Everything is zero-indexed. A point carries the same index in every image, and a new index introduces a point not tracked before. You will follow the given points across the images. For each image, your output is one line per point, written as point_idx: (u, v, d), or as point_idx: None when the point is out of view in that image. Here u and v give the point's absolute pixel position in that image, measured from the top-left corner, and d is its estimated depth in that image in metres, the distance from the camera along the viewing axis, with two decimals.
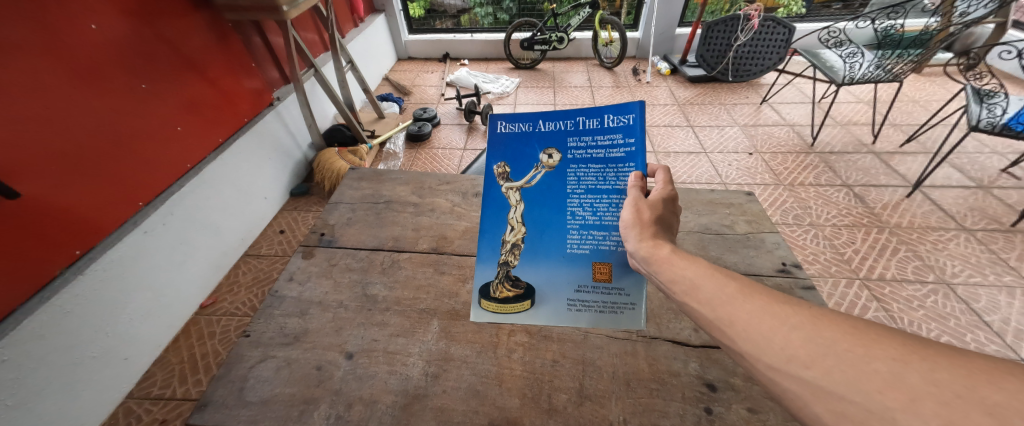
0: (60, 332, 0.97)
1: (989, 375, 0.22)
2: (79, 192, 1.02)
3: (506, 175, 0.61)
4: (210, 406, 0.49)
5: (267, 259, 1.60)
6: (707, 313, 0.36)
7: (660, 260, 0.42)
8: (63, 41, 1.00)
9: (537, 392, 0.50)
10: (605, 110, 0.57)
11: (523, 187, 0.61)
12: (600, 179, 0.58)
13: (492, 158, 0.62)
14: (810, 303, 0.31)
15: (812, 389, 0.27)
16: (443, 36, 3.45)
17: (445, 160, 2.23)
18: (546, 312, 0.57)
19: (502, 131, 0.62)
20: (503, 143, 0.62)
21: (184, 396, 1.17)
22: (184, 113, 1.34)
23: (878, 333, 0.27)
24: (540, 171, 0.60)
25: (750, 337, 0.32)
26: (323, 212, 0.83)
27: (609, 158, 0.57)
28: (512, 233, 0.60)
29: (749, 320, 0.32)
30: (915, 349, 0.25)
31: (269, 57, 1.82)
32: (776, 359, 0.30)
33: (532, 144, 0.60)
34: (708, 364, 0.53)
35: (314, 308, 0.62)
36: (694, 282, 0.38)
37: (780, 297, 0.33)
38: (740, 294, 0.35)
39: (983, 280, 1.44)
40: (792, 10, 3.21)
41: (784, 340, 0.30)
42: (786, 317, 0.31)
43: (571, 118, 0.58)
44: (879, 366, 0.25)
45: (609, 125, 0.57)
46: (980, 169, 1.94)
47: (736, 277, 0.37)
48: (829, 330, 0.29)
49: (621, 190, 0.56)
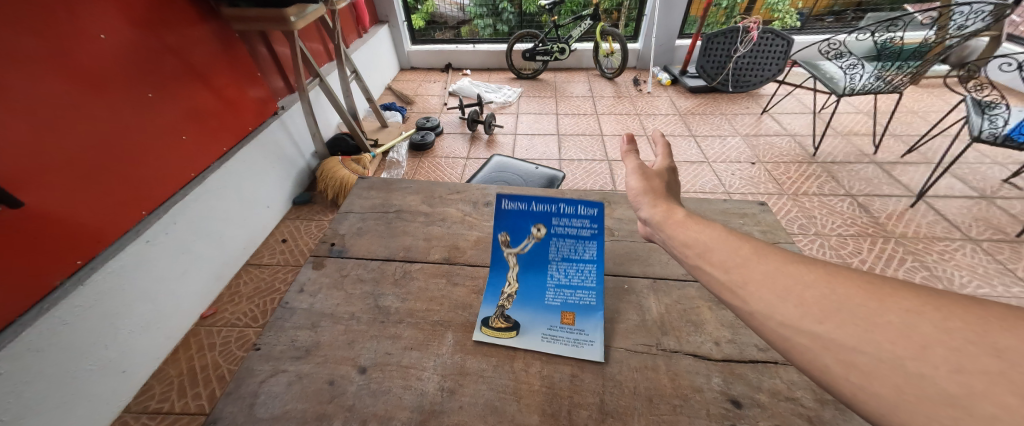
0: (58, 345, 0.94)
1: (1002, 321, 0.24)
2: (82, 201, 1.01)
3: (495, 238, 0.65)
4: (220, 422, 0.47)
5: (269, 269, 1.58)
6: (718, 275, 0.38)
7: (675, 223, 0.45)
8: (70, 50, 0.99)
9: (557, 408, 0.49)
10: (577, 201, 0.62)
11: (508, 250, 0.64)
12: (573, 250, 0.64)
13: (481, 223, 0.62)
14: (822, 262, 0.34)
15: (823, 341, 0.29)
16: (446, 47, 3.47)
17: (449, 169, 2.23)
18: (532, 341, 0.57)
19: (489, 200, 0.61)
20: (490, 211, 0.61)
21: (182, 410, 1.14)
22: (188, 122, 1.33)
23: (894, 287, 0.29)
24: (523, 238, 0.64)
25: (761, 296, 0.34)
26: (333, 221, 0.82)
27: (583, 237, 0.62)
28: (501, 282, 0.64)
29: (762, 280, 0.35)
30: (928, 300, 0.28)
31: (274, 68, 1.84)
32: (788, 316, 0.31)
33: (517, 214, 0.62)
34: (732, 379, 0.52)
35: (325, 320, 0.60)
36: (709, 246, 0.40)
37: (791, 258, 0.36)
38: (753, 257, 0.37)
39: (992, 291, 1.43)
40: (786, 23, 3.29)
41: (798, 298, 0.32)
42: (799, 276, 0.33)
43: (553, 201, 0.59)
44: (893, 318, 0.27)
45: (584, 212, 0.60)
46: (982, 179, 1.95)
47: (748, 241, 0.39)
48: (843, 286, 0.31)
49: (590, 263, 0.63)
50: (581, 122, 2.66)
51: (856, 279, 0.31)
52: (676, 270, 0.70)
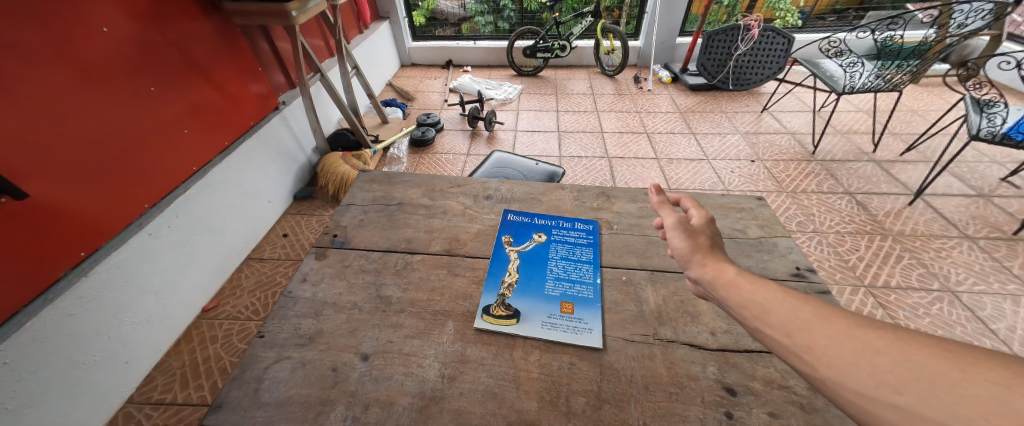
0: (63, 335, 0.95)
1: None
2: (86, 193, 1.01)
3: (510, 242, 0.75)
4: (225, 407, 0.48)
5: (270, 263, 1.59)
6: (783, 340, 0.43)
7: (726, 283, 0.51)
8: (72, 42, 1.00)
9: (555, 395, 0.50)
10: (576, 219, 0.83)
11: (519, 250, 0.73)
12: (572, 253, 0.74)
13: (502, 231, 0.78)
14: (896, 328, 0.37)
15: (906, 412, 0.32)
16: (446, 43, 3.47)
17: (449, 165, 2.23)
18: (532, 327, 0.58)
19: (511, 219, 0.82)
20: (511, 225, 0.80)
21: (185, 401, 1.15)
22: (189, 116, 1.34)
23: (978, 357, 0.32)
24: (532, 243, 0.75)
25: (831, 363, 0.38)
26: (335, 213, 0.83)
27: (580, 244, 0.76)
28: (510, 275, 0.67)
29: (828, 346, 0.39)
30: (1018, 372, 0.29)
31: (275, 62, 1.84)
32: (864, 386, 0.35)
33: (529, 228, 0.80)
34: (727, 368, 0.53)
35: (328, 309, 0.61)
36: (766, 308, 0.46)
37: (862, 324, 0.39)
38: (816, 320, 0.42)
39: (988, 288, 1.44)
40: (788, 21, 3.26)
41: (870, 365, 0.35)
42: (869, 341, 0.37)
43: (554, 219, 0.82)
44: (977, 390, 0.29)
45: (578, 227, 0.80)
46: (980, 178, 1.95)
47: (807, 303, 0.44)
48: (917, 354, 0.34)
49: (589, 262, 0.71)
50: (582, 119, 2.67)
51: (936, 348, 0.34)
52: (674, 263, 0.71)
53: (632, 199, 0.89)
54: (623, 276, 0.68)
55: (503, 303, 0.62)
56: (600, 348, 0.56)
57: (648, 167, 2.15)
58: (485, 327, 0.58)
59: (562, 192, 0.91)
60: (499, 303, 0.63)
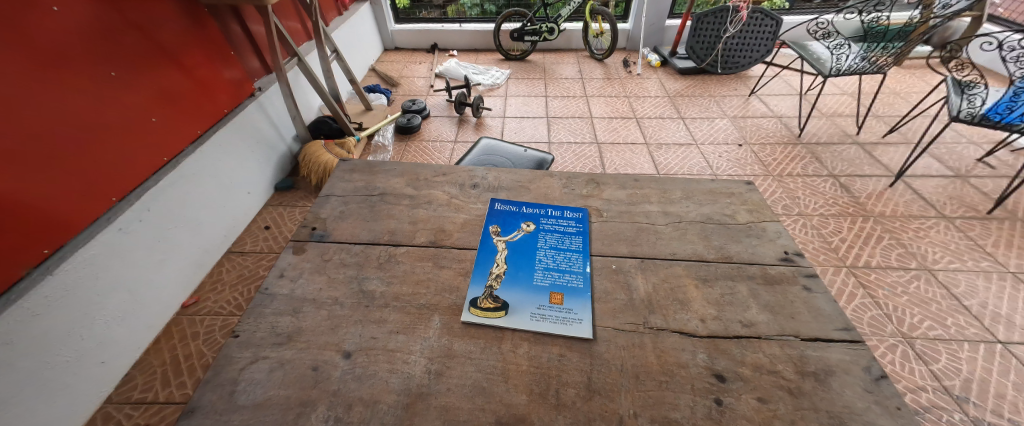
0: (27, 337, 0.89)
1: None
2: (47, 186, 0.94)
3: (498, 233, 0.73)
4: (198, 412, 0.46)
5: (252, 256, 1.55)
6: None
7: None
8: (27, 25, 0.91)
9: (545, 387, 0.49)
10: (564, 207, 0.81)
11: (507, 240, 0.71)
12: (561, 241, 0.72)
13: (489, 221, 0.76)
14: None
15: None
16: (430, 26, 3.35)
17: (437, 152, 2.19)
18: (520, 319, 0.57)
19: (498, 208, 0.80)
20: (499, 215, 0.78)
21: (166, 399, 1.12)
22: (157, 104, 1.26)
23: None
24: (520, 232, 0.74)
25: None
26: (314, 205, 0.80)
27: (567, 232, 0.74)
28: (498, 267, 0.66)
29: None
30: None
31: (248, 47, 1.75)
32: None
33: (517, 217, 0.78)
34: (716, 355, 0.53)
35: (307, 305, 0.59)
36: None
37: None
38: None
39: (963, 266, 1.49)
40: (776, 3, 3.21)
41: None
42: None
43: (543, 208, 0.80)
44: None
45: (567, 215, 0.79)
46: (957, 159, 2.00)
47: None
48: None
49: (577, 251, 0.70)
50: (571, 104, 2.63)
51: None
52: (664, 250, 0.70)
53: (621, 185, 0.87)
54: (613, 265, 0.67)
55: (490, 296, 0.61)
56: (590, 339, 0.55)
57: (637, 153, 2.14)
58: (473, 320, 0.56)
59: (550, 180, 0.89)
60: (487, 296, 0.61)
